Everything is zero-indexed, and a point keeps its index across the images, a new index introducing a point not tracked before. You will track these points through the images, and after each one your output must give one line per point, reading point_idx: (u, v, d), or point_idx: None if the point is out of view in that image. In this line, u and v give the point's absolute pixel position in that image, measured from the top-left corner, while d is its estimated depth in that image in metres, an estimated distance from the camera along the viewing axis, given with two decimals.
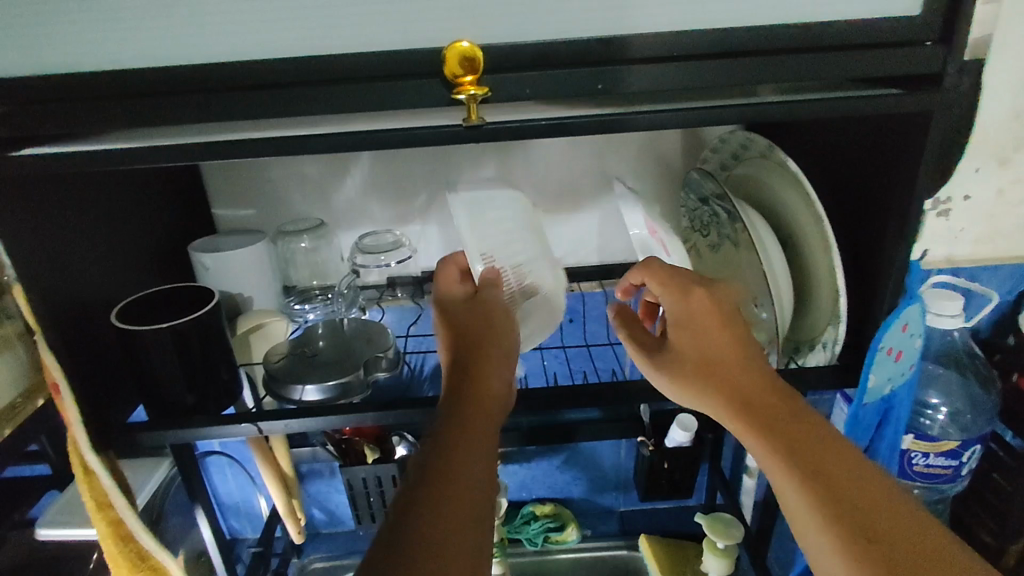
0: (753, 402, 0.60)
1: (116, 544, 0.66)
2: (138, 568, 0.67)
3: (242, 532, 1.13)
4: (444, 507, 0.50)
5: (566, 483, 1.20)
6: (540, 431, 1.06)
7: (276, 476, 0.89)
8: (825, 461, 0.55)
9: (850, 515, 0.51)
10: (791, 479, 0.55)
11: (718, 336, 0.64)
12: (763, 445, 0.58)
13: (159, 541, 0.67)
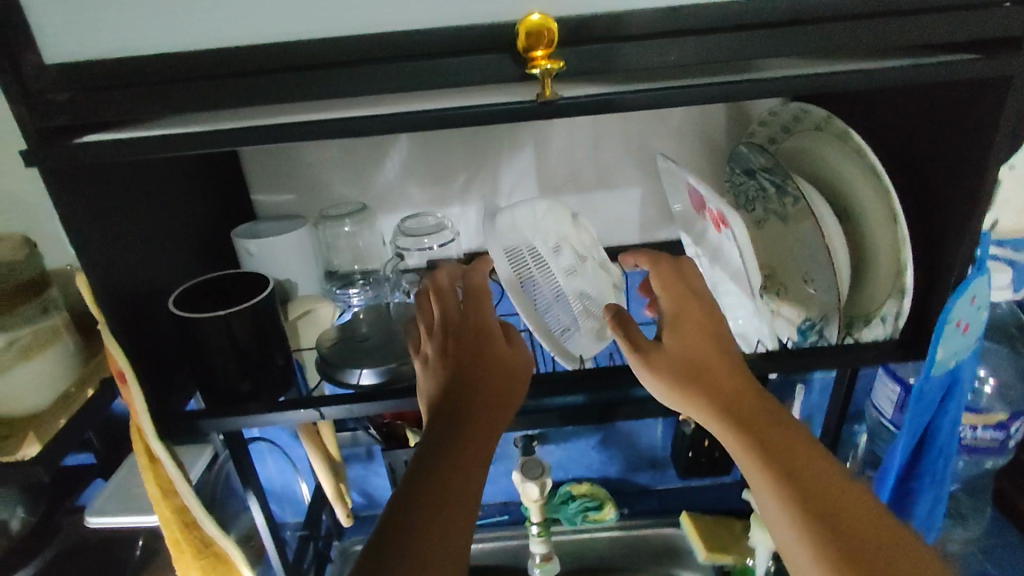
0: (734, 402, 0.61)
1: (181, 530, 0.66)
2: (203, 554, 0.68)
3: (283, 516, 1.14)
4: (431, 528, 0.52)
5: (603, 463, 1.21)
6: (581, 412, 1.06)
7: (324, 459, 0.88)
8: (809, 469, 0.56)
9: (832, 523, 0.53)
10: (774, 487, 0.56)
11: (705, 343, 0.64)
12: (741, 447, 0.59)
13: (221, 528, 0.67)
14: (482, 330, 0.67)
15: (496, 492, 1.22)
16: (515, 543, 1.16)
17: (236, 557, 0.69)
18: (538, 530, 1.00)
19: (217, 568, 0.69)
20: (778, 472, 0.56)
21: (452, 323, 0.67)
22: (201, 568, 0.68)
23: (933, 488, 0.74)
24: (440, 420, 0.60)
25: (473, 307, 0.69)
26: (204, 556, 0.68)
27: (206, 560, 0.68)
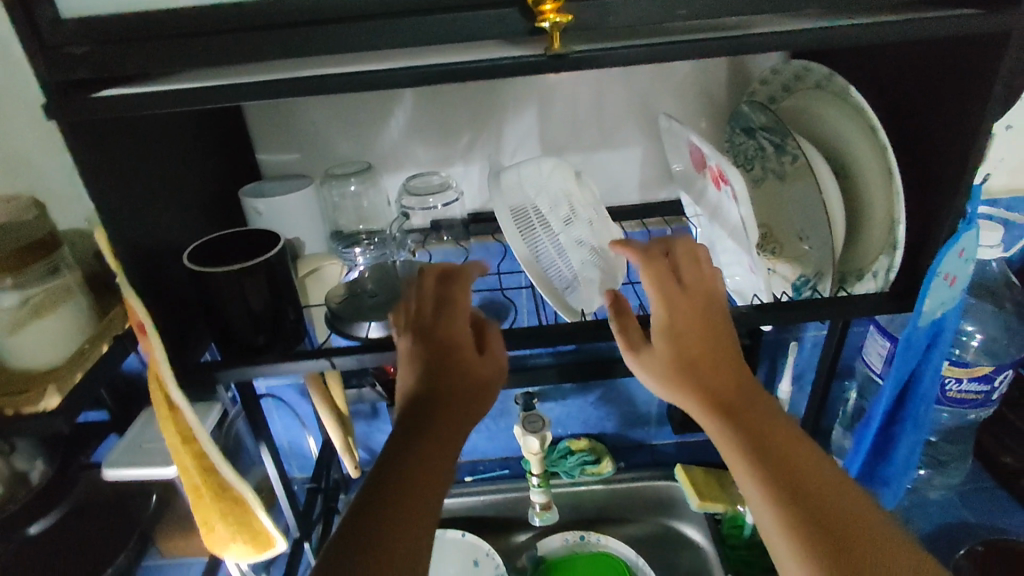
0: (722, 396, 0.62)
1: (201, 476, 0.69)
2: (221, 498, 0.71)
3: (291, 472, 1.18)
4: (392, 518, 0.52)
5: (600, 420, 1.24)
6: (580, 369, 1.10)
7: (333, 412, 0.92)
8: (790, 461, 0.57)
9: (810, 514, 0.53)
10: (760, 480, 0.56)
11: (696, 339, 0.66)
12: (729, 440, 0.60)
13: (239, 473, 0.70)
14: (456, 339, 0.68)
15: (497, 448, 1.25)
16: (515, 496, 1.20)
17: (252, 500, 0.73)
18: (538, 481, 1.04)
19: (234, 511, 0.73)
20: (759, 463, 0.57)
21: (429, 327, 0.68)
22: (219, 511, 0.72)
23: (915, 434, 0.78)
24: (414, 417, 0.61)
25: (451, 311, 0.69)
26: (223, 501, 0.71)
27: (225, 504, 0.71)
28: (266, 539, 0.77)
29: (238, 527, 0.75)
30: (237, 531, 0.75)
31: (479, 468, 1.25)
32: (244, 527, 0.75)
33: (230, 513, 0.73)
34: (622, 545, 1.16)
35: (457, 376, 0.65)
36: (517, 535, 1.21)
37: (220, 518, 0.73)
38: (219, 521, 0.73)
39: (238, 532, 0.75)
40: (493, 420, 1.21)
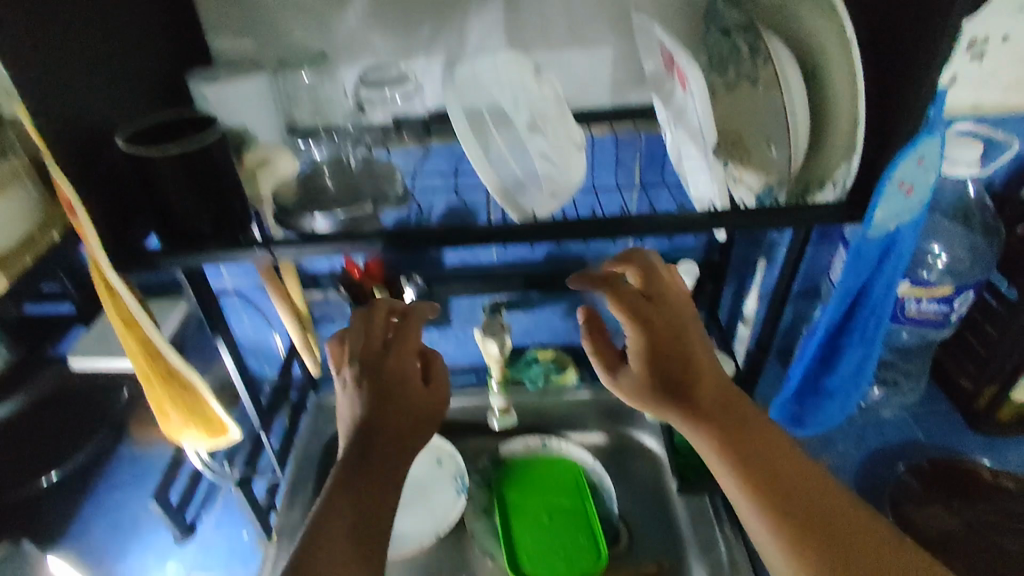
0: (716, 417, 0.70)
1: (147, 360, 0.70)
2: (170, 384, 0.72)
3: (262, 372, 1.20)
4: (360, 544, 0.60)
5: (567, 331, 1.25)
6: (547, 280, 1.10)
7: (290, 310, 0.91)
8: (760, 451, 0.68)
9: (783, 496, 0.64)
10: (758, 499, 0.65)
11: (680, 364, 0.72)
12: (724, 462, 0.68)
13: (185, 359, 0.71)
14: (402, 369, 0.74)
15: (464, 355, 1.27)
16: (480, 401, 1.23)
17: (201, 388, 0.73)
18: (498, 384, 1.06)
19: (185, 399, 0.74)
20: (736, 459, 0.67)
21: (376, 357, 0.74)
22: (170, 397, 0.73)
23: (864, 349, 0.80)
24: (370, 441, 0.68)
25: (396, 343, 0.76)
26: (172, 387, 0.72)
27: (174, 389, 0.72)
28: (221, 428, 0.79)
29: (191, 416, 0.76)
30: (190, 418, 0.76)
31: (446, 374, 1.28)
32: (197, 416, 0.76)
33: (180, 400, 0.74)
34: (583, 451, 1.19)
35: (403, 399, 0.72)
36: (481, 438, 1.25)
37: (172, 404, 0.74)
38: (171, 407, 0.74)
39: (191, 420, 0.76)
40: (461, 327, 1.22)
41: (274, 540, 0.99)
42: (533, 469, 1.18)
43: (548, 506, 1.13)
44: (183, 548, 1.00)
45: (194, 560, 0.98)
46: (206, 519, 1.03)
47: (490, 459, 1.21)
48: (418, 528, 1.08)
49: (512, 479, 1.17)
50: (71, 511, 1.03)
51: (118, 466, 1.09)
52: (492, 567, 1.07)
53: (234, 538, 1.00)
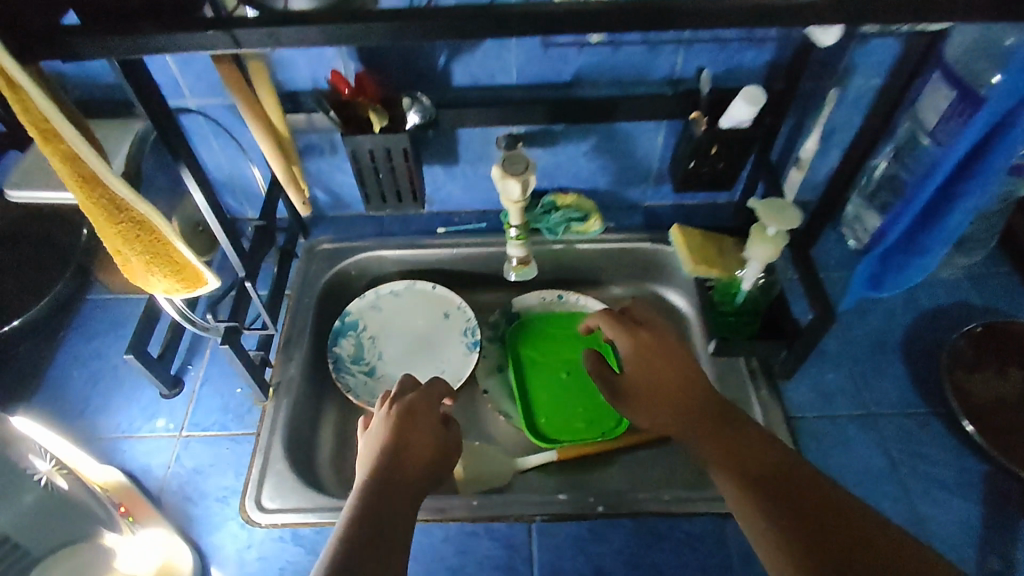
0: (689, 412, 0.73)
1: (80, 189, 0.53)
2: (118, 221, 0.56)
3: (242, 211, 1.07)
4: (376, 553, 0.64)
5: (592, 173, 1.09)
6: (574, 108, 0.92)
7: (270, 135, 0.74)
8: (769, 467, 0.65)
9: (771, 485, 0.63)
10: (740, 484, 0.64)
11: (663, 366, 0.76)
12: (716, 455, 0.68)
13: (132, 188, 0.54)
14: (428, 439, 0.78)
15: (474, 199, 1.12)
16: (492, 251, 1.09)
17: (161, 225, 0.58)
18: (517, 233, 0.92)
19: (142, 240, 0.58)
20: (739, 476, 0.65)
21: (408, 426, 0.78)
22: (121, 238, 0.57)
23: (973, 198, 0.65)
24: (387, 486, 0.71)
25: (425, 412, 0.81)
26: (121, 224, 0.56)
27: (125, 230, 0.56)
28: (193, 275, 0.64)
29: (153, 261, 0.60)
30: (152, 265, 0.61)
31: (453, 220, 1.13)
32: (161, 262, 0.61)
33: (135, 242, 0.58)
34: (600, 308, 1.11)
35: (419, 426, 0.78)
36: (493, 291, 1.14)
37: (125, 247, 0.58)
38: (125, 251, 0.59)
39: (154, 267, 0.61)
40: (472, 166, 1.05)
41: (272, 396, 0.91)
42: (549, 324, 1.10)
43: (564, 363, 1.06)
44: (171, 403, 0.91)
45: (185, 414, 0.90)
46: (195, 371, 0.94)
47: (502, 314, 1.11)
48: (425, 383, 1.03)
49: (526, 334, 1.09)
50: (44, 359, 0.93)
51: (89, 315, 0.97)
52: (507, 426, 1.01)
53: (227, 394, 0.92)
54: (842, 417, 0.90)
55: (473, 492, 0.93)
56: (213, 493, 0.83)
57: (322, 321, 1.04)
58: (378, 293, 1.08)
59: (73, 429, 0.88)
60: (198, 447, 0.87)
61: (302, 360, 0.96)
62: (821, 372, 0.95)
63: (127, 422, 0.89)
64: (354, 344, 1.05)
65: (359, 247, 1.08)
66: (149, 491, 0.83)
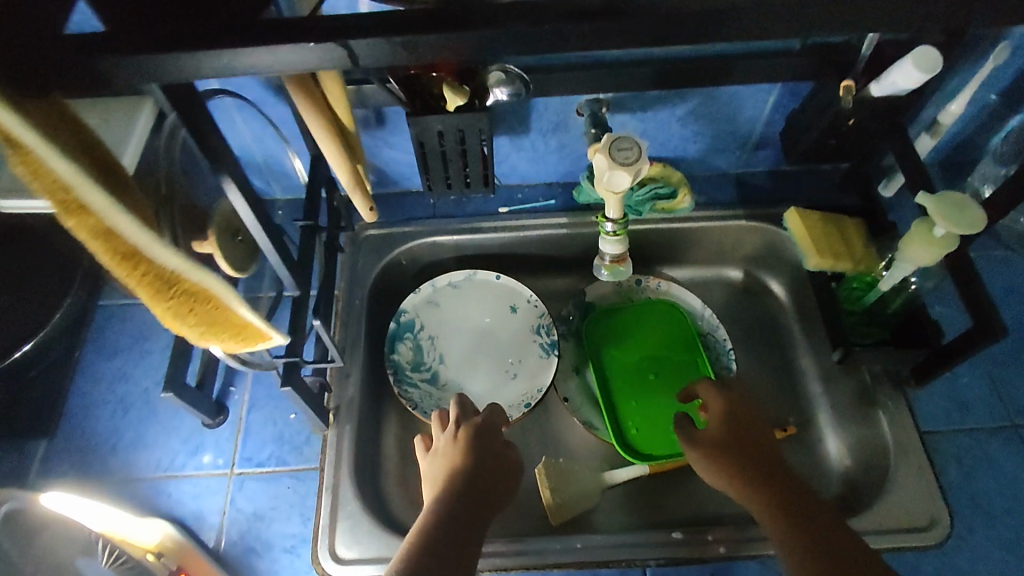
0: (770, 471, 0.69)
1: (118, 266, 0.40)
2: (166, 295, 0.43)
3: (269, 192, 0.90)
4: None
5: (681, 140, 0.91)
6: (682, 71, 0.74)
7: (330, 129, 0.57)
8: (827, 534, 0.64)
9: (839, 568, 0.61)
10: (805, 557, 0.62)
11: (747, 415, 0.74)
12: (786, 521, 0.65)
13: (182, 254, 0.41)
14: (501, 460, 0.73)
15: (540, 171, 0.95)
16: (563, 234, 0.93)
17: (219, 290, 0.45)
18: (614, 229, 0.76)
19: (195, 310, 0.45)
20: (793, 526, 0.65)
21: (472, 446, 0.73)
22: (169, 312, 0.44)
23: None
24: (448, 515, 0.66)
25: (488, 455, 0.72)
26: (170, 299, 0.43)
27: (172, 307, 0.44)
28: (254, 335, 0.51)
29: (206, 330, 0.48)
30: (206, 334, 0.48)
31: (517, 196, 0.96)
32: (217, 329, 0.48)
33: (187, 314, 0.45)
34: (685, 294, 0.96)
35: (485, 448, 0.73)
36: (561, 278, 0.99)
37: (174, 321, 0.46)
38: (172, 324, 0.46)
39: (209, 335, 0.49)
40: (543, 136, 0.88)
41: (332, 424, 0.79)
42: (631, 314, 0.96)
43: (653, 361, 0.92)
44: (218, 434, 0.79)
45: (235, 447, 0.78)
46: (240, 396, 0.81)
47: (576, 306, 0.97)
48: (496, 391, 0.90)
49: (607, 327, 0.95)
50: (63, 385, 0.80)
51: (108, 329, 0.83)
52: (591, 438, 0.90)
53: (280, 421, 0.80)
54: (981, 431, 0.81)
55: (562, 517, 0.83)
56: (280, 543, 0.74)
57: (375, 325, 0.90)
58: (435, 286, 0.93)
59: (107, 470, 0.76)
60: (255, 488, 0.76)
61: (360, 377, 0.83)
62: (955, 375, 0.85)
63: (168, 458, 0.77)
64: (412, 348, 0.91)
65: (410, 234, 0.92)
66: (205, 542, 0.73)
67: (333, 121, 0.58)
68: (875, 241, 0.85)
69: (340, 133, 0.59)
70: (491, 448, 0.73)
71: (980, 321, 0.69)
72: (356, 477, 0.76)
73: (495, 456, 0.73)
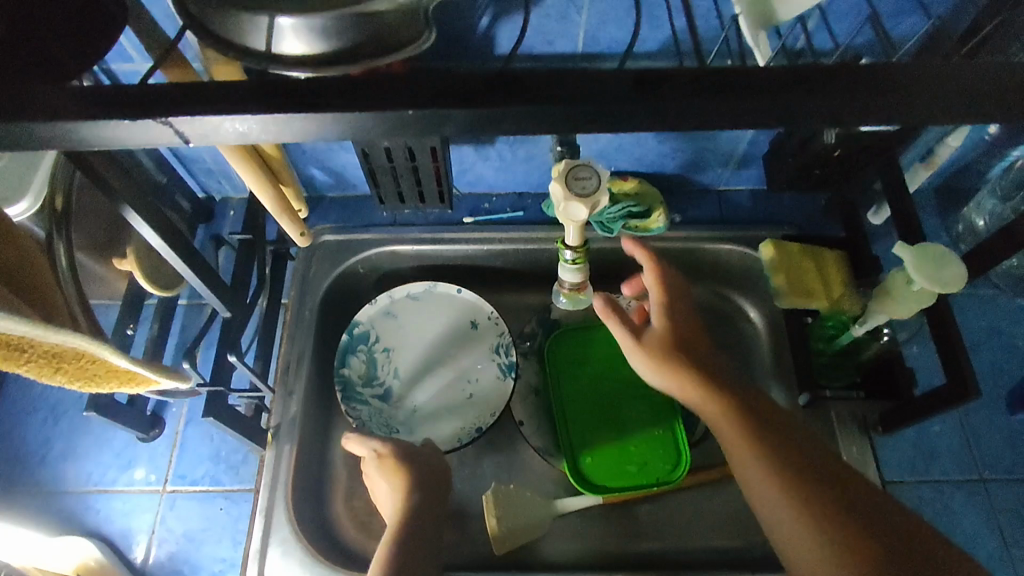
0: (739, 397, 0.60)
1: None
2: (21, 357, 0.41)
3: (222, 191, 0.86)
4: None
5: (659, 157, 0.84)
6: None
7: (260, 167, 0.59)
8: (821, 473, 0.55)
9: (846, 515, 0.52)
10: (799, 501, 0.54)
11: (696, 333, 0.64)
12: (764, 458, 0.56)
13: (30, 320, 0.39)
14: (437, 474, 0.71)
15: (507, 181, 0.90)
16: (526, 250, 0.88)
17: (88, 349, 0.43)
18: (573, 257, 0.72)
19: (62, 367, 0.44)
20: (766, 451, 0.56)
21: (411, 457, 0.70)
22: (32, 371, 0.43)
23: None
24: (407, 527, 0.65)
25: (420, 468, 0.70)
26: (28, 361, 0.42)
27: (35, 364, 0.42)
28: (143, 380, 0.52)
29: (86, 382, 0.47)
30: (85, 384, 0.48)
31: (484, 207, 0.91)
32: (99, 378, 0.48)
33: (54, 372, 0.44)
34: None
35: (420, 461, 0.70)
36: (529, 291, 0.93)
37: (44, 376, 0.45)
38: (44, 379, 0.45)
39: (89, 384, 0.48)
40: (510, 148, 0.81)
41: (271, 443, 0.76)
42: (598, 332, 0.87)
43: (620, 385, 0.85)
44: (150, 448, 0.76)
45: (170, 462, 0.76)
46: (177, 408, 0.78)
47: (540, 324, 0.89)
48: (451, 412, 0.84)
49: (573, 346, 0.86)
50: None
51: None
52: None
53: (215, 438, 0.77)
54: (946, 483, 0.77)
55: (508, 547, 0.77)
56: (208, 566, 0.72)
57: (324, 336, 0.86)
58: (392, 297, 0.87)
59: (38, 481, 0.74)
60: (187, 506, 0.74)
61: (304, 395, 0.79)
62: (926, 422, 0.80)
63: (99, 472, 0.75)
64: (365, 361, 0.85)
65: (366, 242, 0.87)
66: (132, 561, 0.71)
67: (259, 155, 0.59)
68: (854, 278, 0.80)
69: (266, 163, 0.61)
70: (423, 464, 0.70)
71: (949, 385, 0.65)
72: (291, 501, 0.73)
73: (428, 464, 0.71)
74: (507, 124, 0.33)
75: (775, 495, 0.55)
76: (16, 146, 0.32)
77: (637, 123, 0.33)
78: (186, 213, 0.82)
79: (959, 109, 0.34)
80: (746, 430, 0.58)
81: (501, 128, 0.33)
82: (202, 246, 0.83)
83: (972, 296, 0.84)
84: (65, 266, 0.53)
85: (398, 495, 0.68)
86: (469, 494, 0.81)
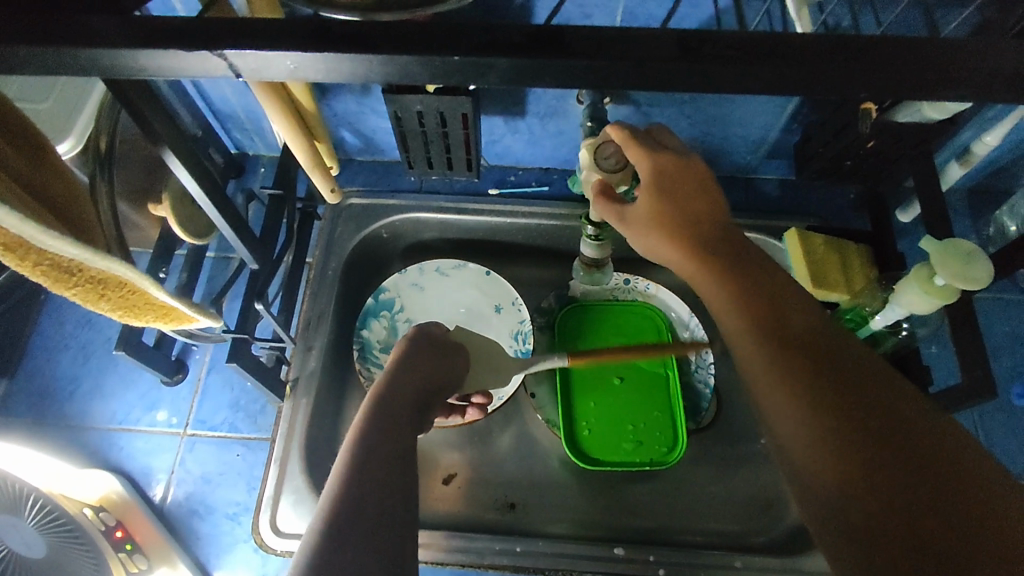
0: (762, 296, 0.47)
1: (7, 258, 0.39)
2: (70, 282, 0.43)
3: (252, 148, 0.87)
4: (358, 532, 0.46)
5: (690, 140, 0.84)
6: None
7: (291, 119, 0.59)
8: (860, 399, 0.42)
9: (871, 455, 0.40)
10: (811, 431, 0.42)
11: (705, 212, 0.52)
12: (774, 376, 0.44)
13: (81, 244, 0.40)
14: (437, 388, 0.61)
15: (536, 155, 0.90)
16: (549, 224, 0.88)
17: (131, 277, 0.45)
18: (594, 233, 0.73)
19: (108, 294, 0.46)
20: (784, 375, 0.44)
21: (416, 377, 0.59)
22: (79, 296, 0.45)
23: None
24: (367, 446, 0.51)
25: (438, 374, 0.61)
26: (76, 286, 0.43)
27: (83, 289, 0.44)
28: (180, 314, 0.53)
29: (127, 311, 0.49)
30: (125, 313, 0.50)
31: (510, 178, 0.92)
32: (138, 308, 0.49)
33: (100, 299, 0.46)
34: (673, 299, 0.88)
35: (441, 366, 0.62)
36: (549, 266, 0.93)
37: (90, 302, 0.46)
38: (89, 305, 0.47)
39: (130, 314, 0.50)
40: (540, 121, 0.82)
41: (288, 396, 0.77)
42: (613, 311, 0.88)
43: (632, 367, 0.85)
44: (172, 392, 0.79)
45: (191, 407, 0.78)
46: (200, 355, 0.81)
47: (557, 299, 0.89)
48: None
49: (590, 327, 0.87)
50: (30, 323, 0.81)
51: None
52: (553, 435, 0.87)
53: (236, 389, 0.80)
54: None
55: (517, 510, 0.80)
56: (222, 508, 0.74)
57: (348, 298, 0.87)
58: (422, 270, 0.88)
59: (64, 415, 0.77)
60: (205, 451, 0.76)
61: (324, 350, 0.81)
62: None
63: (122, 411, 0.78)
64: (386, 328, 0.86)
65: (394, 208, 0.88)
66: (151, 497, 0.74)
67: (292, 108, 0.60)
68: (877, 273, 0.80)
69: (299, 115, 0.63)
70: (439, 343, 0.64)
71: (964, 385, 0.65)
72: (304, 454, 0.75)
73: (435, 368, 0.61)
74: (545, 79, 0.33)
75: (783, 425, 0.44)
76: (69, 71, 0.33)
77: (673, 82, 0.34)
78: (218, 166, 0.84)
79: (1000, 89, 0.34)
80: (758, 342, 0.46)
81: (537, 82, 0.34)
82: (232, 198, 0.85)
83: (997, 300, 0.83)
84: (106, 206, 0.55)
85: (378, 397, 0.56)
86: (478, 460, 0.83)
